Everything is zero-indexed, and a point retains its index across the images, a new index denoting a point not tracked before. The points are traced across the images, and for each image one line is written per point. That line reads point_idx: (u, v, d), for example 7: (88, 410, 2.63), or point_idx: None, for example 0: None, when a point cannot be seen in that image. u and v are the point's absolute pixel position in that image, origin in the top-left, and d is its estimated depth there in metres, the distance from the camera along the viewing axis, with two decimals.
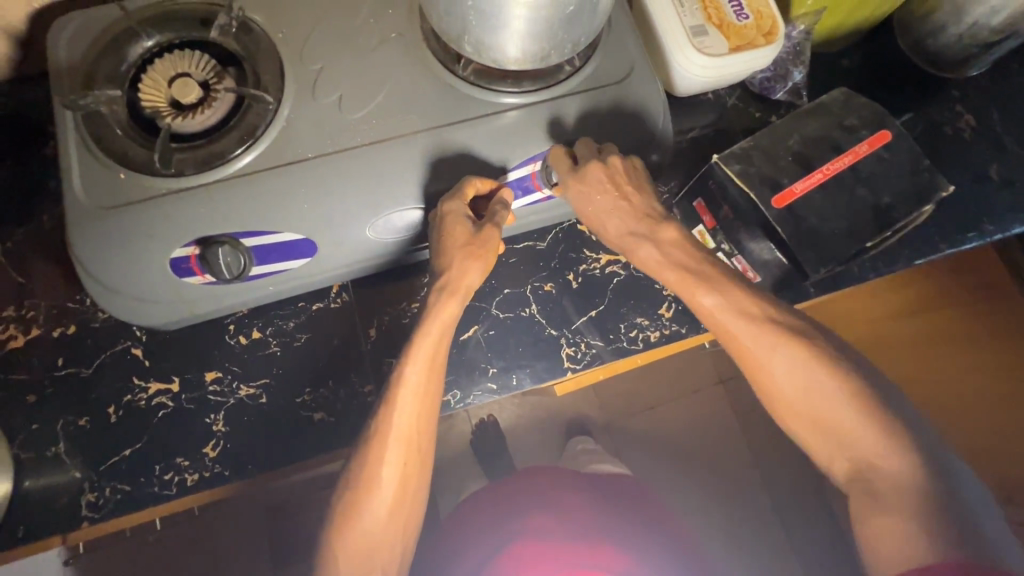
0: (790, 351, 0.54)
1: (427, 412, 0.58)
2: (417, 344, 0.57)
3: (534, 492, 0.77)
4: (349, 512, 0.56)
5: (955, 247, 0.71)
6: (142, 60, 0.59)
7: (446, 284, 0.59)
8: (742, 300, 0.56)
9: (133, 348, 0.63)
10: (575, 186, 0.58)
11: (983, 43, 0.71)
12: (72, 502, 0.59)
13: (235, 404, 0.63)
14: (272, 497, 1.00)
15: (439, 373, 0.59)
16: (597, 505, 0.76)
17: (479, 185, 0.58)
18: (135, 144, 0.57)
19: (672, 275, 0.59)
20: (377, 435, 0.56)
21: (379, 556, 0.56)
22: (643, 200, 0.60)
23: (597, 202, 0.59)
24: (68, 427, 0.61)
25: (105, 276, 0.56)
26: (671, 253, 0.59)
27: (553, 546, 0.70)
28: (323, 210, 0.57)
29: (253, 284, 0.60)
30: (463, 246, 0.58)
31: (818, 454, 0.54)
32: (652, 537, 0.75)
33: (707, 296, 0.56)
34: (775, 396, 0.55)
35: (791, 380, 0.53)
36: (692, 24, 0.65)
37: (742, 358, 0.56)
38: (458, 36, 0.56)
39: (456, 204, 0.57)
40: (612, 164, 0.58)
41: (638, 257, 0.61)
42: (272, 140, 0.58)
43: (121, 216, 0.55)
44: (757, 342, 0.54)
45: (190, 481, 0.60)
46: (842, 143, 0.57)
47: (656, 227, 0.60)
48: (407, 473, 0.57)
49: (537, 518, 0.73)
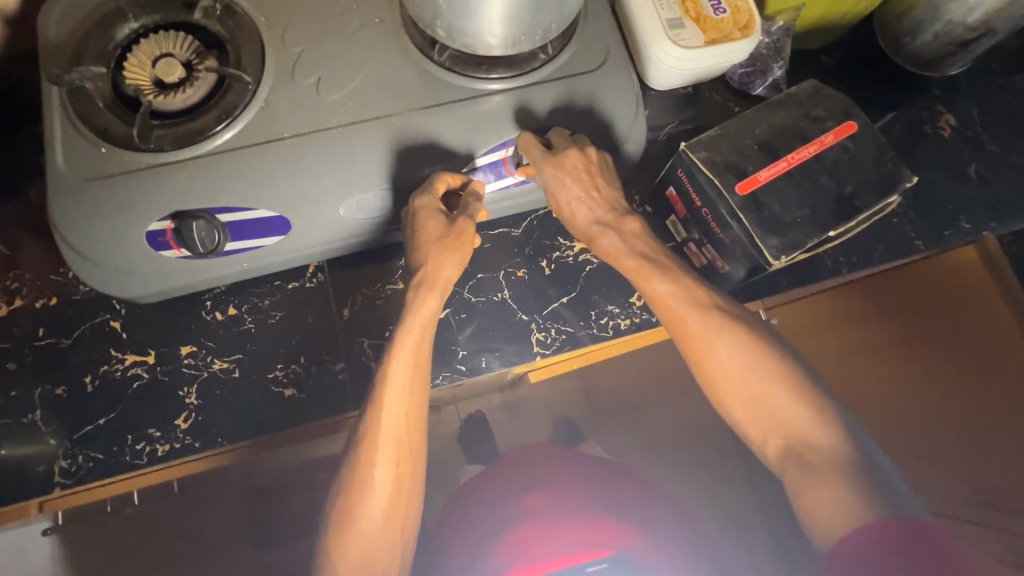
0: (733, 339, 0.56)
1: (415, 412, 0.59)
2: (399, 343, 0.58)
3: (529, 471, 0.76)
4: (345, 515, 0.56)
5: (931, 244, 0.72)
6: (128, 40, 0.61)
7: (423, 279, 0.59)
8: (690, 291, 0.59)
9: (112, 320, 0.65)
10: (550, 169, 0.59)
11: (959, 42, 0.71)
12: (46, 468, 0.61)
13: (208, 378, 0.64)
14: (254, 480, 1.01)
15: (426, 372, 0.60)
16: (594, 482, 0.74)
17: (450, 181, 0.60)
18: (117, 120, 0.58)
19: (631, 263, 0.60)
20: (367, 439, 0.57)
21: (378, 560, 0.56)
22: (611, 193, 0.62)
23: (566, 188, 0.60)
24: (45, 394, 0.63)
25: (84, 247, 0.58)
26: (631, 243, 0.61)
27: (552, 527, 0.70)
28: (298, 189, 0.59)
29: (227, 260, 0.61)
30: (436, 240, 0.59)
31: (751, 431, 0.56)
32: (656, 507, 0.72)
33: (660, 283, 0.59)
34: (721, 382, 0.57)
35: (731, 362, 0.56)
36: (669, 17, 0.66)
37: (687, 342, 0.58)
38: (431, 20, 0.57)
39: (427, 200, 0.59)
40: (589, 155, 0.60)
41: (599, 245, 0.62)
42: (249, 119, 0.59)
43: (101, 189, 0.57)
44: (706, 328, 0.57)
45: (161, 451, 0.62)
46: (808, 133, 0.58)
47: (618, 219, 0.62)
48: (401, 473, 0.57)
49: (533, 498, 0.73)
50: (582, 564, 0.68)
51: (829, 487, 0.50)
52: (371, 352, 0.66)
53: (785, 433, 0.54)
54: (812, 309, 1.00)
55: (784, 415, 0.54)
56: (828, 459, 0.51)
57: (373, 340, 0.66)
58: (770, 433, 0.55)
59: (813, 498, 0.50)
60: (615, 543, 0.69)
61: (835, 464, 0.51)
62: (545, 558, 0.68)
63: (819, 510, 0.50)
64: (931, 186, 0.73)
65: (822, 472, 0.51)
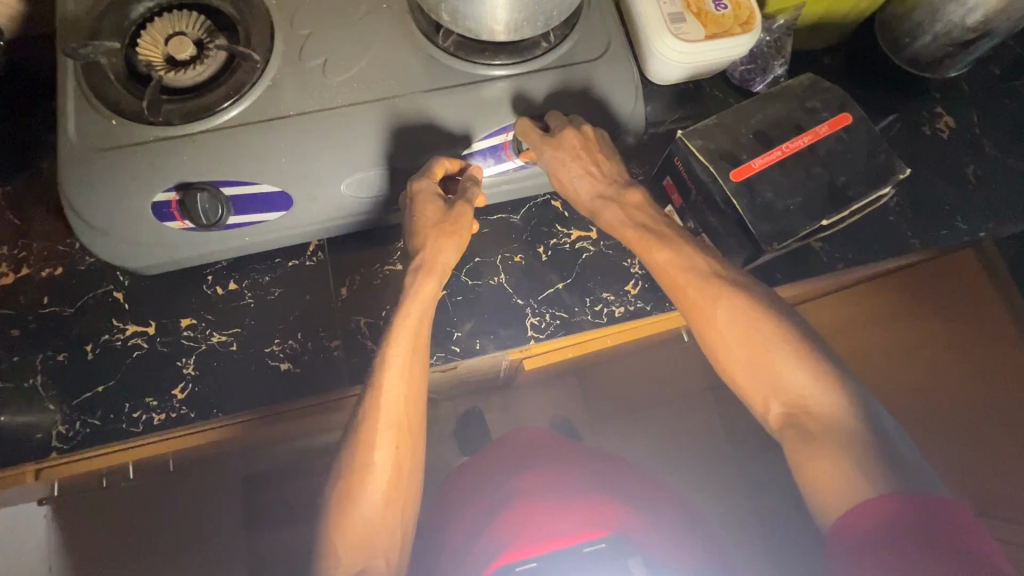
0: (730, 302, 0.58)
1: (414, 395, 0.59)
2: (398, 327, 0.59)
3: (525, 455, 0.78)
4: (346, 499, 0.57)
5: (928, 243, 0.72)
6: (142, 18, 0.63)
7: (422, 263, 0.60)
8: (691, 258, 0.60)
9: (115, 291, 0.66)
10: (550, 151, 0.60)
11: (959, 42, 0.73)
12: (44, 434, 0.62)
13: (206, 350, 0.65)
14: (251, 466, 1.01)
15: (425, 356, 0.60)
16: (589, 467, 0.75)
17: (447, 166, 0.62)
18: (129, 95, 0.60)
19: (632, 234, 0.61)
20: (368, 422, 0.58)
21: (380, 540, 0.57)
22: (611, 168, 0.63)
23: (566, 168, 0.61)
24: (47, 361, 0.64)
25: (90, 215, 0.59)
26: (631, 214, 0.62)
27: (546, 506, 0.71)
28: (301, 166, 0.60)
29: (230, 233, 0.63)
30: (435, 225, 0.60)
31: (756, 401, 0.58)
32: (655, 497, 0.72)
33: (658, 251, 0.60)
34: (722, 352, 0.58)
35: (730, 325, 0.57)
36: (670, 11, 0.67)
37: (692, 310, 0.59)
38: (436, 4, 0.59)
39: (426, 183, 0.60)
40: (584, 133, 0.62)
41: (602, 217, 0.63)
42: (257, 97, 0.61)
43: (109, 159, 0.59)
44: (703, 294, 0.58)
45: (157, 420, 0.63)
46: (803, 124, 0.59)
47: (618, 191, 0.63)
48: (400, 456, 0.58)
49: (528, 479, 0.74)
50: (578, 544, 0.68)
51: (827, 461, 0.52)
52: (366, 330, 0.67)
53: (784, 407, 0.56)
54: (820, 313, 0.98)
55: (782, 392, 0.56)
56: (825, 433, 0.53)
57: (370, 318, 0.67)
58: (768, 408, 0.57)
59: (817, 475, 0.53)
60: (611, 523, 0.69)
61: (829, 441, 0.53)
62: (542, 536, 0.68)
63: (820, 487, 0.52)
64: (929, 187, 0.74)
65: (818, 448, 0.53)
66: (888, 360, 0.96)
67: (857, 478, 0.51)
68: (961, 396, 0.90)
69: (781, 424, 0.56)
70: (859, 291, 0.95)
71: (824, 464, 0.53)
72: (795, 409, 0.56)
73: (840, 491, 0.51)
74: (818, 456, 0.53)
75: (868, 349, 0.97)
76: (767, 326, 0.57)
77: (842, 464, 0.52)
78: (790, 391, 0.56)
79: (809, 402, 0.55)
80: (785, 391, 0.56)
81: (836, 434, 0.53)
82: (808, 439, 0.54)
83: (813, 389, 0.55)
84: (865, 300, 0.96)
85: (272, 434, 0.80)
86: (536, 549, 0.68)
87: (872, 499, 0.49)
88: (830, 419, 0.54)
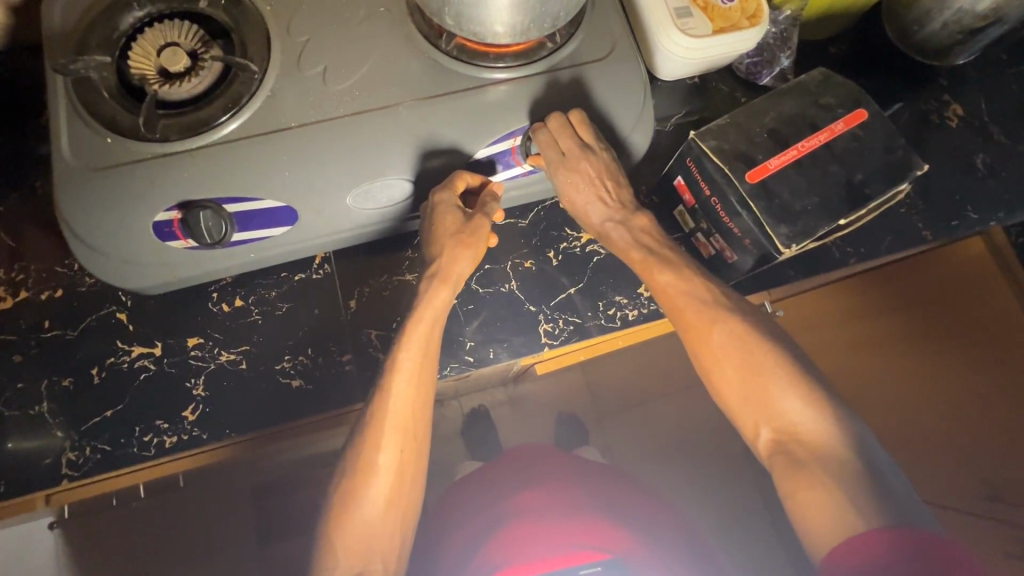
0: (728, 326, 0.58)
1: (423, 399, 0.59)
2: (410, 332, 0.59)
3: (525, 470, 0.77)
4: (348, 504, 0.56)
5: (939, 234, 0.71)
6: (132, 28, 0.61)
7: (437, 271, 0.61)
8: (693, 283, 0.60)
9: (118, 312, 0.65)
10: (563, 172, 0.61)
11: (968, 30, 0.71)
12: (53, 461, 0.60)
13: (216, 369, 0.64)
14: (260, 474, 0.99)
15: (433, 364, 0.60)
16: (594, 486, 0.75)
17: (469, 179, 0.61)
18: (123, 111, 0.58)
19: (638, 255, 0.62)
20: (373, 426, 0.57)
21: (379, 545, 0.56)
22: (622, 192, 0.64)
23: (580, 191, 0.63)
24: (52, 387, 0.62)
25: (91, 238, 0.57)
26: (638, 236, 0.63)
27: (542, 524, 0.70)
28: (305, 180, 0.58)
29: (234, 251, 0.61)
30: (453, 235, 0.60)
31: (746, 425, 0.57)
32: (658, 512, 0.73)
33: (664, 274, 0.61)
34: (717, 374, 0.58)
35: (727, 349, 0.58)
36: (676, 6, 0.65)
37: (686, 328, 0.60)
38: (439, 8, 0.57)
39: (447, 196, 0.59)
40: (598, 156, 0.61)
41: (610, 238, 0.64)
42: (256, 108, 0.59)
43: (107, 180, 0.57)
44: (701, 317, 0.59)
45: (169, 443, 0.61)
46: (818, 121, 0.58)
47: (627, 215, 0.64)
48: (405, 460, 0.57)
49: (527, 496, 0.73)
50: (576, 565, 0.67)
51: (840, 467, 0.52)
52: (378, 343, 0.66)
53: (774, 433, 0.55)
54: (796, 306, 0.98)
55: (774, 416, 0.55)
56: (815, 459, 0.53)
57: (380, 331, 0.66)
58: (759, 432, 0.56)
59: (806, 497, 0.52)
60: (612, 547, 0.68)
61: (839, 449, 0.53)
62: (535, 557, 0.67)
63: (809, 514, 0.51)
64: (939, 176, 0.73)
65: (810, 475, 0.52)
66: (875, 352, 0.96)
67: (870, 488, 0.50)
68: (957, 388, 0.89)
69: (771, 450, 0.56)
70: (846, 285, 0.94)
71: (816, 487, 0.51)
72: (775, 429, 0.55)
73: (834, 519, 0.50)
74: (826, 458, 0.53)
75: (853, 340, 0.97)
76: (753, 343, 0.57)
77: (851, 478, 0.51)
78: (772, 412, 0.55)
79: (800, 428, 0.54)
80: (801, 394, 0.55)
81: (843, 441, 0.53)
82: (801, 466, 0.53)
83: (799, 413, 0.55)
84: (854, 293, 0.96)
85: (280, 446, 0.79)
86: (531, 569, 0.67)
87: (882, 530, 0.47)
88: (842, 424, 0.54)
